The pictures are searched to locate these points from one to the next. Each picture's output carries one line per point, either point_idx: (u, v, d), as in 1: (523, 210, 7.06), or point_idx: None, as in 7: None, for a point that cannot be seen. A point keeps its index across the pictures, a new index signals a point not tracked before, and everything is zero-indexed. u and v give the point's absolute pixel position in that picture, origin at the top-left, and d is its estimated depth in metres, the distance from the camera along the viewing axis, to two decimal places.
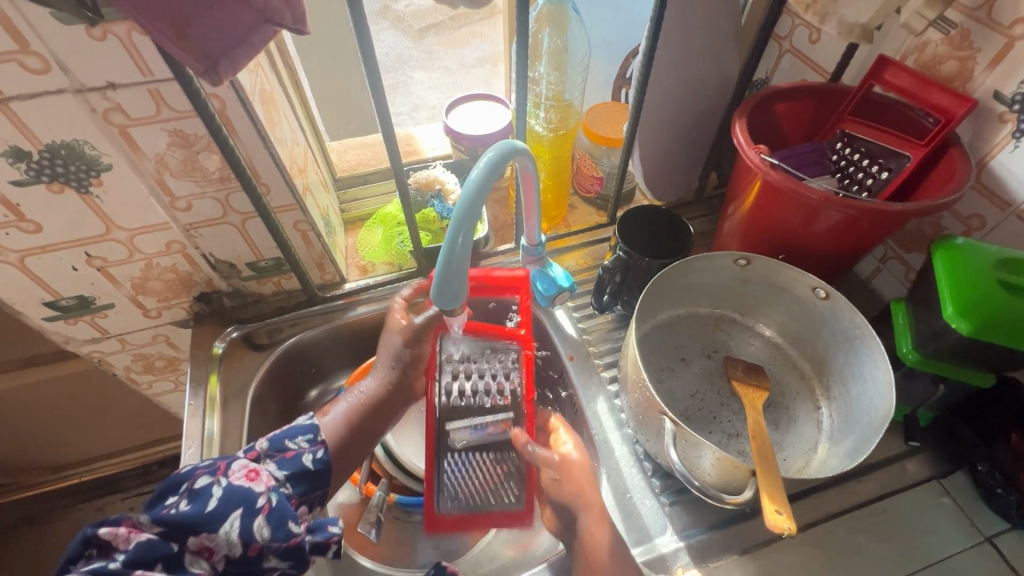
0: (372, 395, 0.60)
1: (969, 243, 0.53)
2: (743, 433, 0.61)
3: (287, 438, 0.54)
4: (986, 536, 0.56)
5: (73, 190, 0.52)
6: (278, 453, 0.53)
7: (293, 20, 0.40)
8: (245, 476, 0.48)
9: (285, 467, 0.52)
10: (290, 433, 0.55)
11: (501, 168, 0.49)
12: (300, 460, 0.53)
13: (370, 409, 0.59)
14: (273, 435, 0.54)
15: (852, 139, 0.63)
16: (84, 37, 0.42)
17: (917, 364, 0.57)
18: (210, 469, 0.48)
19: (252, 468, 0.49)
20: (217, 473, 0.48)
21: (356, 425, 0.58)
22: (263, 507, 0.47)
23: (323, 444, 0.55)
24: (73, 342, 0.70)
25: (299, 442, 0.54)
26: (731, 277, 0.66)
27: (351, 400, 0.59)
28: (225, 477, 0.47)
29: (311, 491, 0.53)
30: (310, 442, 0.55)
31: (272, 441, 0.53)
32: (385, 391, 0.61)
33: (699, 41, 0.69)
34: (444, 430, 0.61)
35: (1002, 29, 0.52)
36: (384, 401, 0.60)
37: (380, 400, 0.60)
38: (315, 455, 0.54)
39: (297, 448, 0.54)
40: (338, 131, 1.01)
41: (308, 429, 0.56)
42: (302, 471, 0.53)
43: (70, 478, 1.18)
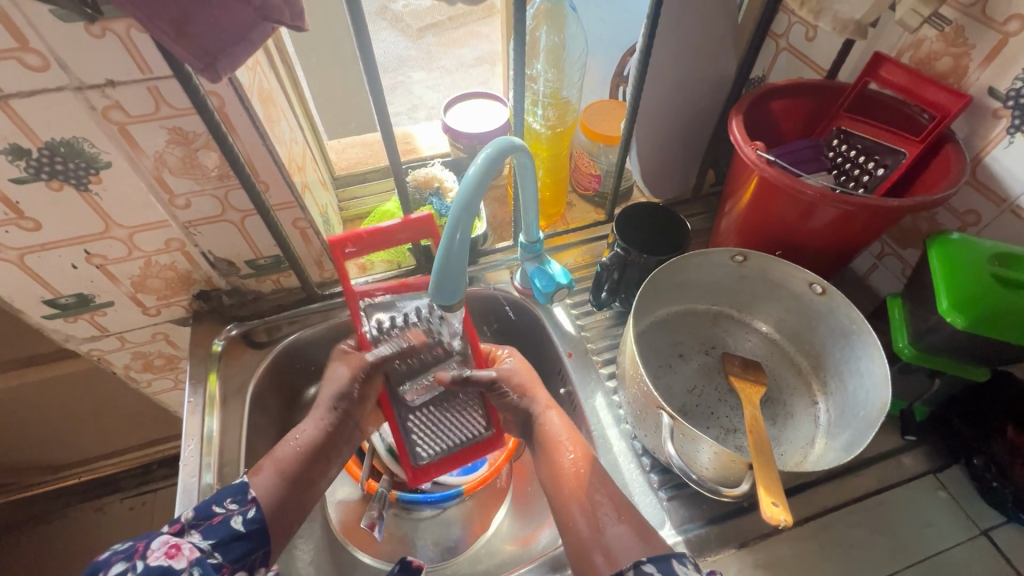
0: (310, 440, 0.57)
1: (964, 239, 0.53)
2: (740, 428, 0.61)
3: (214, 502, 0.50)
4: (983, 529, 0.57)
5: (72, 188, 0.52)
6: (206, 522, 0.49)
7: (292, 18, 0.41)
8: (165, 554, 0.45)
9: (212, 534, 0.48)
10: (217, 497, 0.50)
11: (490, 172, 0.48)
12: (228, 525, 0.49)
13: (308, 458, 0.56)
14: (199, 504, 0.50)
15: (848, 136, 0.63)
16: (83, 35, 0.42)
17: (914, 359, 0.57)
18: (126, 553, 0.45)
19: (173, 542, 0.46)
20: (134, 557, 0.44)
21: (294, 475, 0.54)
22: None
23: (254, 503, 0.51)
24: (72, 340, 0.70)
25: (227, 505, 0.50)
26: (729, 273, 0.66)
27: (284, 450, 0.55)
28: (142, 559, 0.44)
29: (246, 554, 0.49)
30: (239, 502, 0.51)
31: (198, 509, 0.49)
32: (322, 434, 0.58)
33: (696, 39, 0.69)
34: (396, 394, 0.64)
35: (997, 25, 0.53)
36: (323, 445, 0.57)
37: (317, 443, 0.57)
38: (246, 515, 0.50)
39: (225, 511, 0.50)
40: (337, 130, 1.01)
41: (237, 490, 0.52)
42: (230, 536, 0.48)
43: (70, 478, 1.18)
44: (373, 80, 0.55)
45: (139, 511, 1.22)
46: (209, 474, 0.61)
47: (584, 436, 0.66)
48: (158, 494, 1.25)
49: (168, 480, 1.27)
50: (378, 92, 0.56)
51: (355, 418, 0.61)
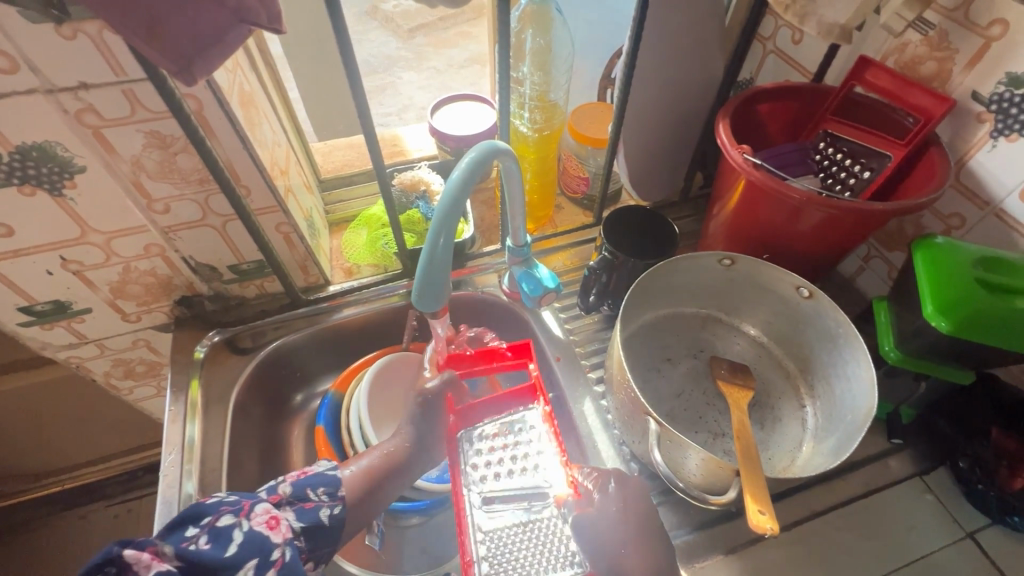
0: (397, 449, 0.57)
1: (948, 243, 0.53)
2: (728, 432, 0.61)
3: (309, 486, 0.50)
4: (968, 532, 0.57)
5: (45, 192, 0.51)
6: (299, 502, 0.49)
7: (269, 20, 0.40)
8: (266, 523, 0.45)
9: (303, 519, 0.48)
10: (312, 481, 0.51)
11: (462, 194, 0.47)
12: (317, 514, 0.49)
13: (392, 468, 0.55)
14: (297, 481, 0.50)
15: (835, 139, 0.63)
16: (53, 36, 0.41)
17: (898, 362, 0.57)
18: (234, 508, 0.45)
19: (274, 513, 0.46)
20: (240, 514, 0.45)
21: (376, 480, 0.54)
22: (276, 560, 0.43)
23: (342, 499, 0.51)
24: (49, 348, 0.69)
25: (319, 493, 0.50)
26: (717, 277, 0.66)
27: (373, 456, 0.55)
28: (247, 520, 0.44)
29: (319, 548, 0.48)
30: (330, 495, 0.51)
31: (295, 486, 0.50)
32: (410, 449, 0.57)
33: (682, 41, 0.69)
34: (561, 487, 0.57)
35: (980, 29, 0.53)
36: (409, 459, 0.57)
37: (403, 459, 0.56)
38: (333, 510, 0.50)
39: (317, 499, 0.50)
40: (324, 131, 1.00)
41: (331, 481, 0.52)
42: (316, 526, 0.48)
43: (52, 486, 1.15)
44: (356, 83, 0.54)
45: (124, 518, 1.20)
46: (190, 483, 0.60)
47: (574, 441, 0.65)
48: (145, 501, 1.23)
49: (155, 487, 1.25)
50: (361, 95, 0.55)
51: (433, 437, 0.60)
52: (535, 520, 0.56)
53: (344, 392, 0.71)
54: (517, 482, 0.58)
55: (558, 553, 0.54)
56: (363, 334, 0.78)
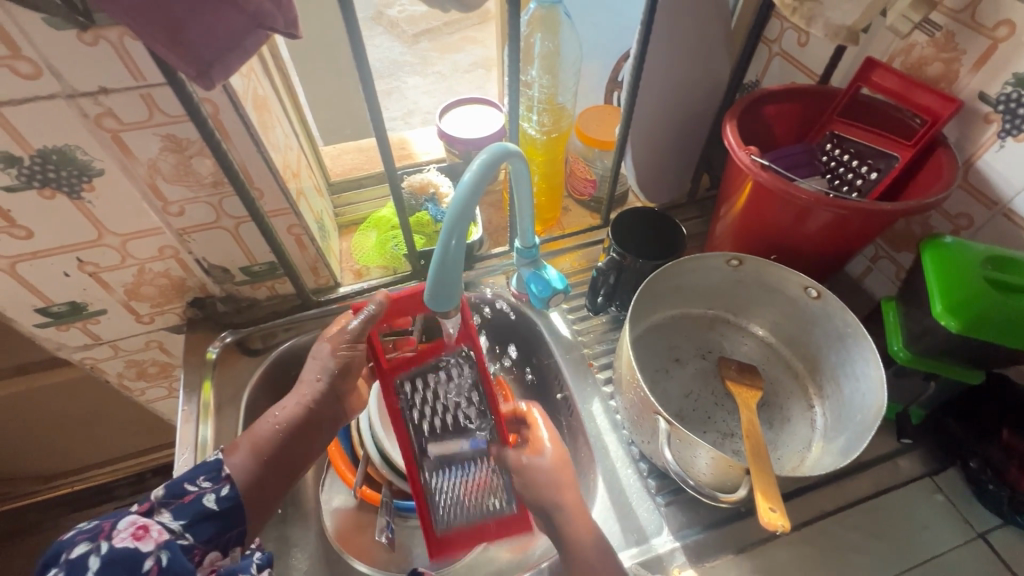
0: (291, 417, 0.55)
1: (957, 242, 0.53)
2: (737, 432, 0.61)
3: (186, 480, 0.49)
4: (979, 532, 0.57)
5: (64, 195, 0.52)
6: (177, 500, 0.47)
7: (286, 25, 0.41)
8: (132, 536, 0.42)
9: (183, 514, 0.47)
10: (190, 475, 0.49)
11: (472, 201, 0.48)
12: (200, 504, 0.48)
13: (285, 436, 0.54)
14: (171, 480, 0.48)
15: (842, 140, 0.63)
16: (76, 42, 0.42)
17: (907, 361, 0.57)
18: (91, 533, 0.42)
19: (141, 523, 0.43)
20: (98, 537, 0.41)
21: (270, 454, 0.53)
22: (151, 569, 0.41)
23: (227, 481, 0.50)
24: (64, 348, 0.70)
25: (200, 483, 0.49)
26: (725, 278, 0.66)
27: (265, 427, 0.54)
28: (107, 540, 0.41)
29: (221, 534, 0.48)
30: (212, 480, 0.50)
31: (169, 487, 0.48)
32: (308, 411, 0.56)
33: (689, 44, 0.70)
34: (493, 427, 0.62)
35: (987, 31, 0.53)
36: (306, 423, 0.55)
37: (302, 422, 0.55)
38: (219, 493, 0.49)
39: (198, 489, 0.49)
40: (333, 135, 1.01)
41: (212, 467, 0.50)
42: (204, 514, 0.48)
43: (62, 488, 1.16)
44: (368, 88, 0.55)
45: None
46: None
47: (582, 441, 0.66)
48: None
49: (163, 489, 1.25)
50: (372, 99, 0.56)
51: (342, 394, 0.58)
52: (472, 464, 0.61)
53: None
54: (451, 432, 0.62)
55: (491, 497, 0.61)
56: None
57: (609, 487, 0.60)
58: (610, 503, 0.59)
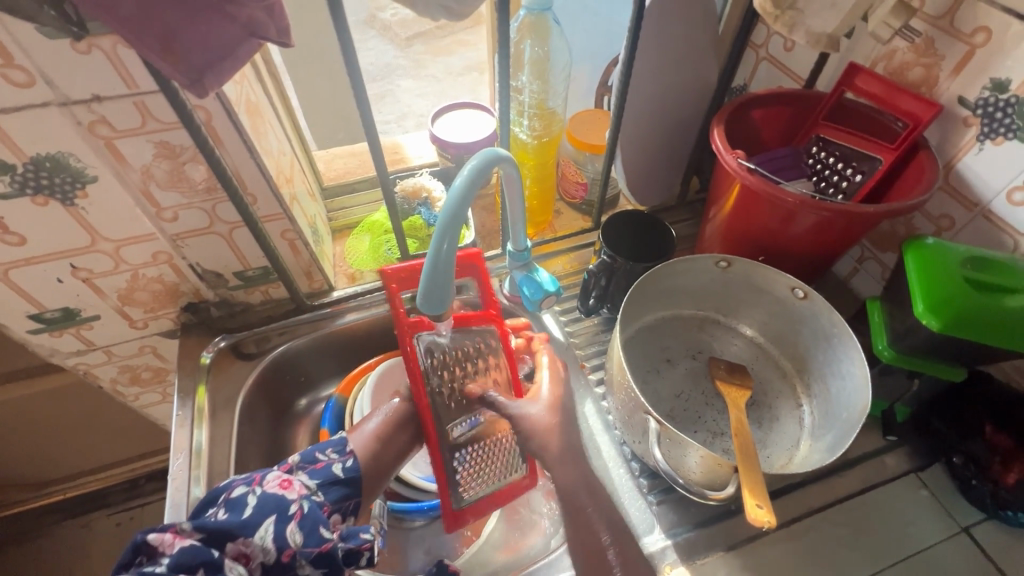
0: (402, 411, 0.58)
1: (938, 243, 0.55)
2: (727, 431, 0.62)
3: (318, 450, 0.53)
4: (963, 526, 0.58)
5: (58, 202, 0.52)
6: (310, 465, 0.52)
7: (278, 34, 0.41)
8: (279, 484, 0.47)
9: (317, 477, 0.51)
10: (321, 447, 0.54)
11: (457, 215, 0.48)
12: (329, 469, 0.52)
13: (399, 425, 0.57)
14: (304, 450, 0.53)
15: (827, 143, 0.65)
16: (69, 51, 0.43)
17: (892, 360, 0.58)
18: (246, 479, 0.47)
19: (285, 476, 0.48)
20: (252, 483, 0.47)
21: (387, 436, 0.57)
22: (296, 514, 0.45)
23: (352, 454, 0.54)
24: (58, 354, 0.70)
25: (328, 453, 0.53)
26: (714, 280, 0.67)
27: (380, 415, 0.58)
28: (260, 485, 0.46)
29: (344, 500, 0.51)
30: (339, 453, 0.54)
31: (304, 454, 0.53)
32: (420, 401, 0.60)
33: (677, 49, 0.71)
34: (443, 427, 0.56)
35: (964, 37, 0.55)
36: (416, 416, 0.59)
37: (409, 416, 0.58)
38: (345, 463, 0.53)
39: (327, 458, 0.53)
40: (326, 140, 1.02)
41: (337, 442, 0.55)
42: (333, 479, 0.51)
43: (54, 494, 1.15)
44: (360, 94, 0.56)
45: (126, 526, 1.20)
46: (198, 486, 0.61)
47: None
48: (146, 509, 1.23)
49: (158, 494, 1.25)
50: (364, 105, 0.56)
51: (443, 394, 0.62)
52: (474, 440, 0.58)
53: (347, 397, 0.72)
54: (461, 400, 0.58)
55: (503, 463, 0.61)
56: (366, 339, 0.79)
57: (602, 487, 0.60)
58: None
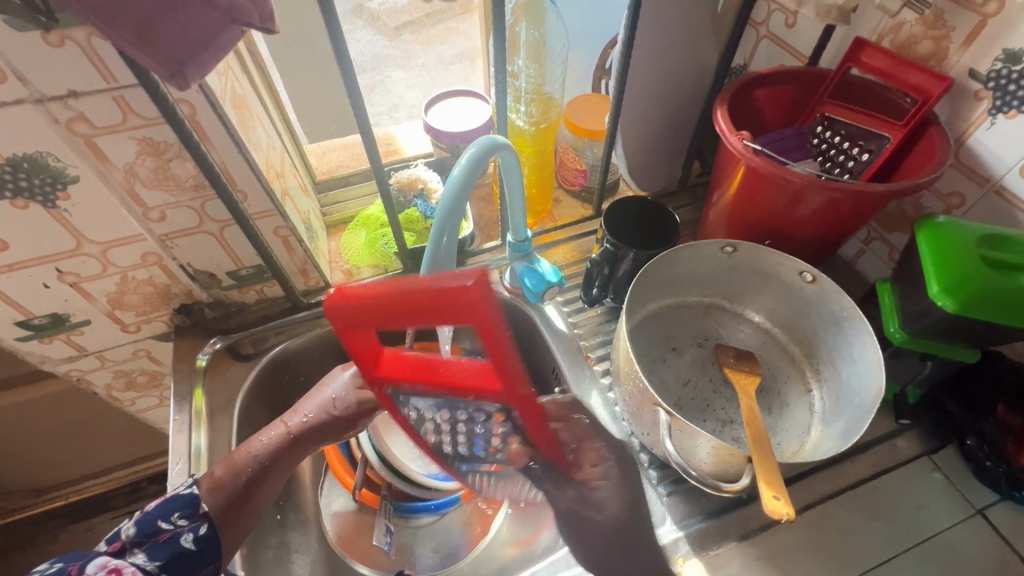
0: (271, 448, 0.55)
1: (950, 221, 0.53)
2: (736, 419, 0.61)
3: (160, 517, 0.48)
4: (978, 508, 0.57)
5: (38, 205, 0.50)
6: (151, 538, 0.47)
7: (261, 20, 0.39)
8: None
9: (158, 554, 0.46)
10: (164, 511, 0.49)
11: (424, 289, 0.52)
12: (177, 542, 0.48)
13: (265, 465, 0.55)
14: (144, 517, 0.48)
15: (833, 122, 0.63)
16: (41, 44, 0.40)
17: (903, 343, 0.57)
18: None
19: (112, 565, 0.44)
20: None
21: (245, 486, 0.53)
22: None
23: (205, 518, 0.50)
24: (49, 361, 0.68)
25: (175, 520, 0.49)
26: (718, 265, 0.66)
27: (247, 451, 0.55)
28: None
29: (194, 572, 0.47)
30: (189, 518, 0.49)
31: (141, 525, 0.48)
32: (286, 445, 0.56)
33: (677, 29, 0.69)
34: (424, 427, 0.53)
35: (975, 6, 0.53)
36: (283, 455, 0.56)
37: (277, 457, 0.56)
38: (196, 532, 0.49)
39: (174, 528, 0.48)
40: (317, 133, 0.99)
41: (187, 503, 0.50)
42: (179, 554, 0.47)
43: (55, 500, 1.14)
44: (351, 84, 0.53)
45: None
46: None
47: None
48: None
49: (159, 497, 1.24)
50: (356, 96, 0.54)
51: (326, 433, 0.59)
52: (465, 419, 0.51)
53: None
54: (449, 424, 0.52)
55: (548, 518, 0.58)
56: None
57: None
58: None
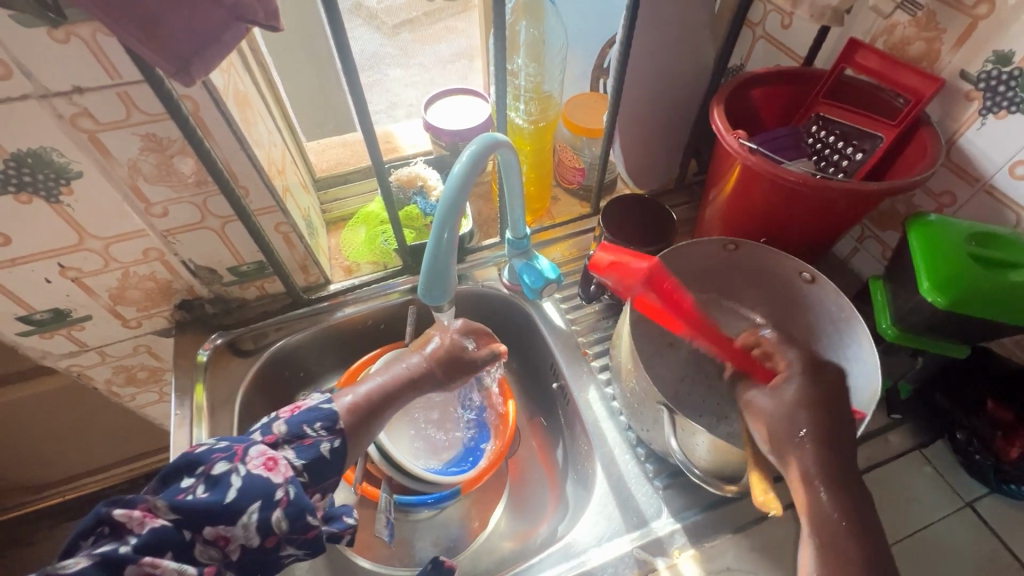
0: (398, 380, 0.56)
1: (940, 219, 0.54)
2: (731, 414, 0.62)
3: (305, 422, 0.49)
4: (967, 501, 0.58)
5: (42, 200, 0.50)
6: (297, 440, 0.48)
7: (266, 17, 0.40)
8: (263, 465, 0.45)
9: (303, 455, 0.48)
10: (309, 418, 0.50)
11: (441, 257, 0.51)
12: (318, 449, 0.48)
13: (390, 397, 0.55)
14: (292, 419, 0.49)
15: (828, 122, 0.64)
16: (46, 39, 0.41)
17: (896, 338, 0.58)
18: (227, 454, 0.45)
19: (270, 455, 0.46)
20: (234, 459, 0.45)
21: (374, 411, 0.53)
22: (281, 500, 0.44)
23: (340, 433, 0.50)
24: (50, 356, 0.68)
25: (317, 428, 0.50)
26: (717, 263, 0.67)
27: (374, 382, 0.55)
28: (243, 463, 0.45)
29: (324, 480, 0.49)
30: (328, 429, 0.50)
31: (291, 424, 0.49)
32: (406, 380, 0.56)
33: (674, 29, 0.69)
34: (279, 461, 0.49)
35: (966, 8, 0.54)
36: (408, 388, 0.56)
37: (401, 389, 0.56)
38: (333, 444, 0.49)
39: (315, 435, 0.49)
40: (316, 131, 1.00)
41: (328, 415, 0.51)
42: (318, 460, 0.48)
43: (53, 497, 1.14)
44: (352, 82, 0.54)
45: None
46: None
47: (579, 429, 0.66)
48: None
49: None
50: (357, 93, 0.55)
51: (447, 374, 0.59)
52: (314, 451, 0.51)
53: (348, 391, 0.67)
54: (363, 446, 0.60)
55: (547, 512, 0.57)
56: (364, 332, 0.78)
57: (608, 473, 0.61)
58: (608, 489, 0.60)
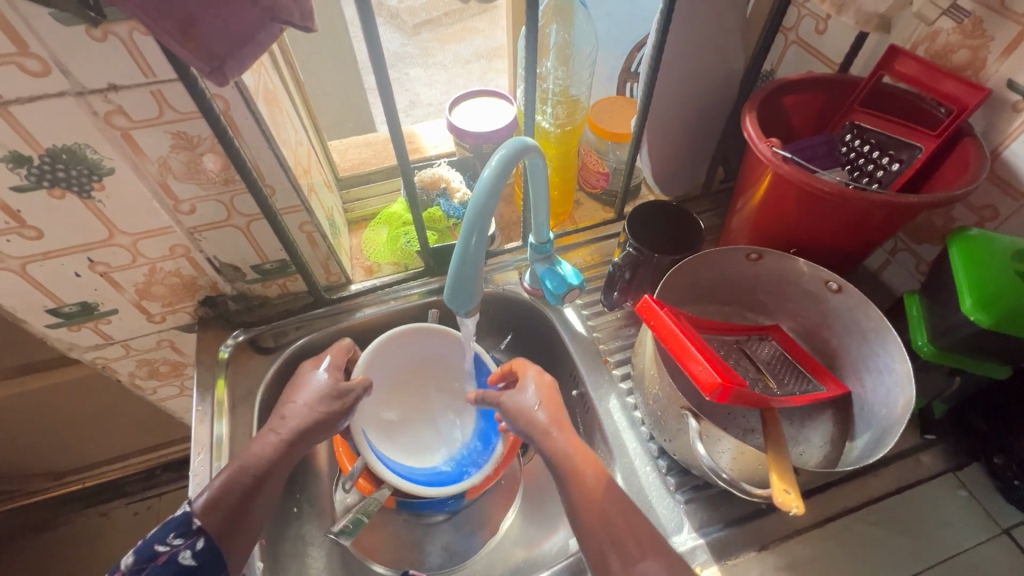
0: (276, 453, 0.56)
1: (983, 235, 0.52)
2: (758, 428, 0.60)
3: (155, 541, 0.50)
4: (1004, 528, 0.56)
5: (74, 195, 0.51)
6: (150, 560, 0.49)
7: (300, 18, 0.40)
8: None
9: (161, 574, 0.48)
10: (159, 535, 0.50)
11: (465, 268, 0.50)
12: (174, 561, 0.49)
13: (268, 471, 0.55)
14: (140, 545, 0.50)
15: (862, 131, 0.62)
16: (84, 37, 0.41)
17: (932, 356, 0.56)
18: None
19: None
20: None
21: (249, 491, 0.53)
22: None
23: (199, 533, 0.50)
24: (76, 349, 0.69)
25: (171, 540, 0.50)
26: (743, 273, 0.66)
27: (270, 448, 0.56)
28: None
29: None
30: (183, 536, 0.50)
31: (139, 551, 0.50)
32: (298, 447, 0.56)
33: (705, 34, 0.68)
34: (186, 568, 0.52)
35: (1016, 16, 0.52)
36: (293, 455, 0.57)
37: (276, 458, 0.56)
38: (192, 548, 0.50)
39: (170, 548, 0.50)
40: (339, 129, 1.00)
41: (177, 524, 0.51)
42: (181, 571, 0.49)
43: (73, 484, 1.16)
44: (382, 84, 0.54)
45: (143, 516, 1.21)
46: None
47: (598, 438, 0.65)
48: (164, 498, 1.24)
49: (174, 484, 1.26)
50: (387, 94, 0.55)
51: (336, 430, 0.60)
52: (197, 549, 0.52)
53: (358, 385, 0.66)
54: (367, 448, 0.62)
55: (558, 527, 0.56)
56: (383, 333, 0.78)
57: (627, 484, 0.59)
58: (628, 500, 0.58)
